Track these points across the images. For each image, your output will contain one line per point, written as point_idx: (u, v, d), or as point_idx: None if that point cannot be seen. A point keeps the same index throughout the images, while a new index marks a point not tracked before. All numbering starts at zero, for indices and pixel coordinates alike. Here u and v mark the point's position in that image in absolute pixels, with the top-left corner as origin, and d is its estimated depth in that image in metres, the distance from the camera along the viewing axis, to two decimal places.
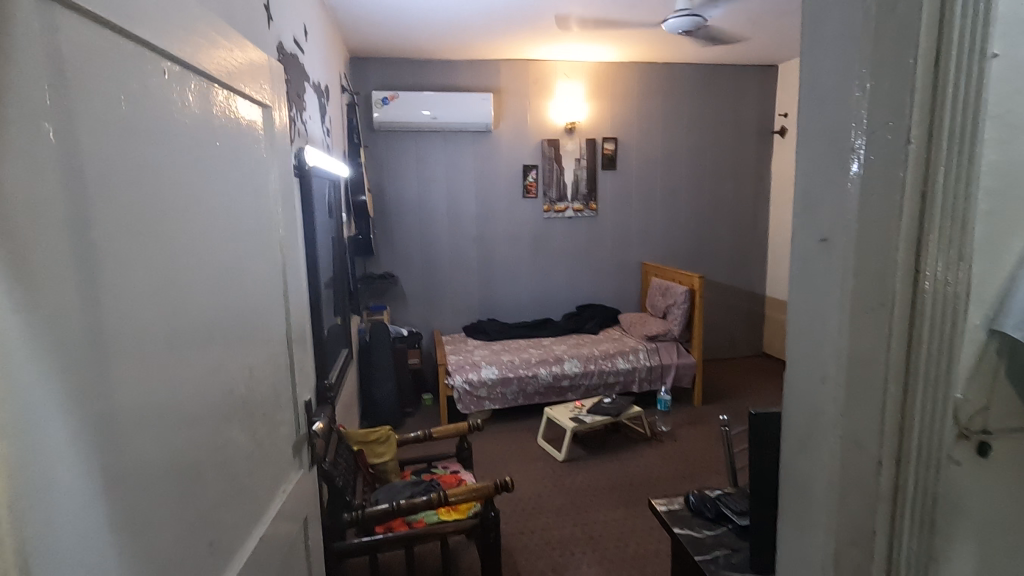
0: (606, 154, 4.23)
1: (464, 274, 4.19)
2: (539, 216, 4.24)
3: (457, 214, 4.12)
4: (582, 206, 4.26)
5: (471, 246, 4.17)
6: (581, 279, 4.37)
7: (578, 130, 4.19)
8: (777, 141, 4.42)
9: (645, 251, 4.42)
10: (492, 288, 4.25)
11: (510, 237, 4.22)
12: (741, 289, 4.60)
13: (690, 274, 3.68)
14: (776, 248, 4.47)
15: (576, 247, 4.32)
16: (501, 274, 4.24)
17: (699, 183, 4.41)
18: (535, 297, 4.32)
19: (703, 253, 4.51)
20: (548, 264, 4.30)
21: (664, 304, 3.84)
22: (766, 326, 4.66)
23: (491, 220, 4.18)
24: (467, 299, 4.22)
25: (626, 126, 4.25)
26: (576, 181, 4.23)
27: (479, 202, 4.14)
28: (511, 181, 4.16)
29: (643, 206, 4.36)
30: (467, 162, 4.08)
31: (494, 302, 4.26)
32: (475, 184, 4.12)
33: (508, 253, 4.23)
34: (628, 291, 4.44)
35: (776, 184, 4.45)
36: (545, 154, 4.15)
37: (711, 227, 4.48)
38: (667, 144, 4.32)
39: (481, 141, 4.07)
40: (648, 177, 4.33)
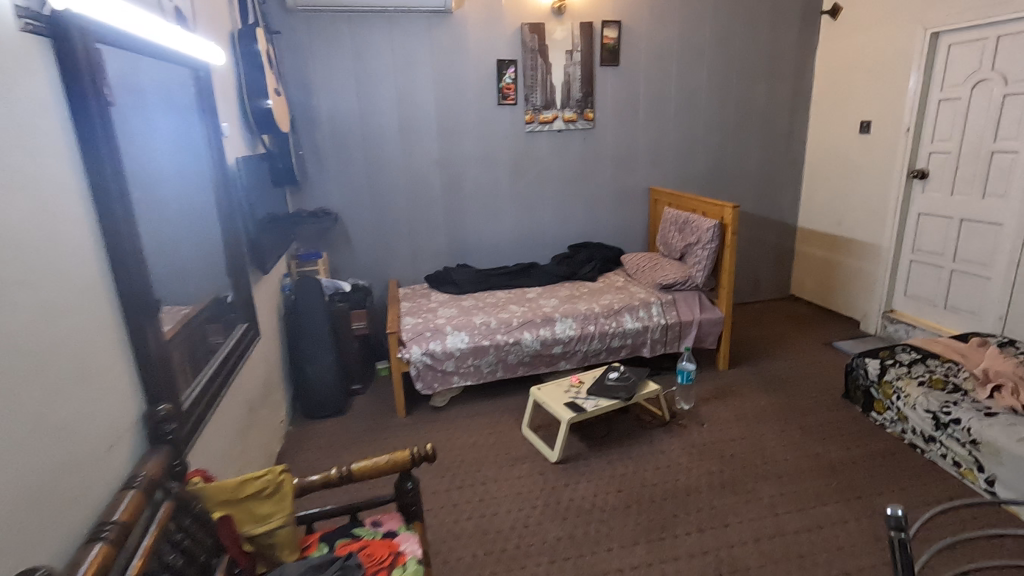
0: (607, 45, 3.22)
1: (425, 209, 3.27)
2: (520, 131, 3.27)
3: (411, 129, 3.14)
4: (575, 115, 3.29)
5: (432, 172, 3.23)
6: (574, 212, 3.48)
7: (569, 12, 3.14)
8: (827, 26, 3.41)
9: (654, 173, 3.51)
10: (463, 225, 3.35)
11: (483, 159, 3.28)
12: (770, 219, 3.76)
13: (719, 202, 2.80)
14: (816, 167, 3.59)
15: (568, 171, 3.40)
16: (473, 208, 3.34)
17: (725, 85, 3.44)
18: (517, 236, 3.44)
19: (726, 176, 3.62)
20: (532, 194, 3.39)
21: (682, 243, 2.99)
22: (797, 263, 3.87)
23: (456, 136, 3.21)
24: (431, 240, 3.33)
25: (633, 5, 3.20)
26: (567, 82, 3.23)
27: (441, 113, 3.15)
28: (482, 83, 3.15)
29: (653, 116, 3.41)
30: (421, 56, 3.04)
31: (465, 244, 3.38)
32: (433, 87, 3.11)
33: (480, 180, 3.30)
34: (632, 225, 3.58)
35: (820, 83, 3.50)
36: (526, 45, 3.12)
37: (736, 142, 3.56)
38: (685, 31, 3.31)
39: (440, 26, 3.02)
40: (660, 76, 3.35)
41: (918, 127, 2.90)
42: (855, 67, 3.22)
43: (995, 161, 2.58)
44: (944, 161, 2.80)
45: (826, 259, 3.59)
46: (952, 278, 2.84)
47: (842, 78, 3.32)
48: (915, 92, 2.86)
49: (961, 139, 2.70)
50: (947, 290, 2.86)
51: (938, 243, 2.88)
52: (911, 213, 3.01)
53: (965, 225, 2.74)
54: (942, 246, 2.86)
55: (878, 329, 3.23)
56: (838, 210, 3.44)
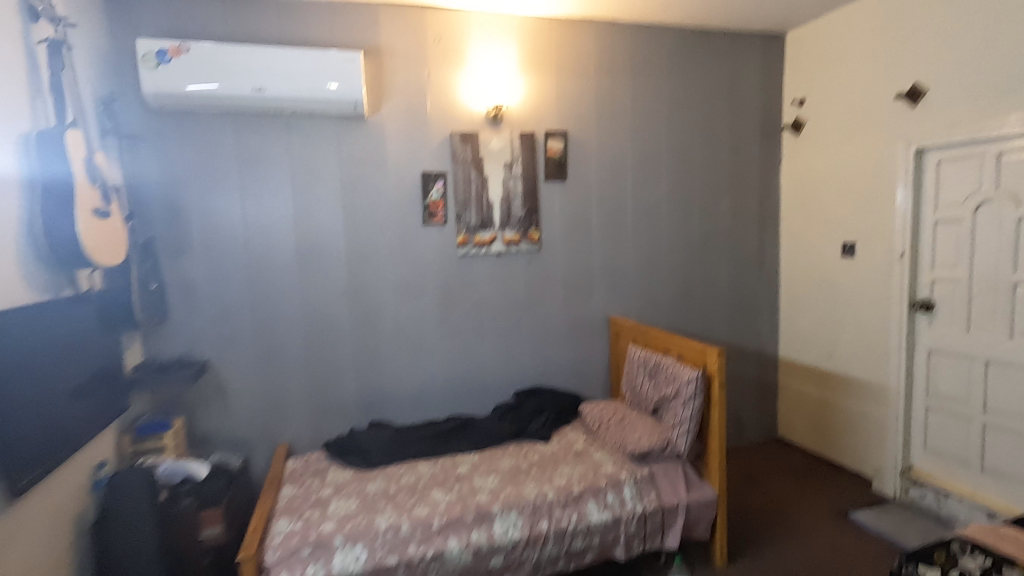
0: (551, 157, 2.78)
1: (330, 351, 2.57)
2: (451, 254, 2.70)
3: (312, 253, 2.51)
4: (517, 235, 2.76)
5: (339, 305, 2.57)
6: (519, 350, 2.84)
7: (507, 120, 2.72)
8: (790, 140, 3.13)
9: (614, 301, 2.97)
10: (379, 371, 2.64)
11: (405, 288, 2.65)
12: (747, 350, 3.23)
13: (700, 344, 2.22)
14: (795, 290, 3.15)
15: (511, 300, 2.81)
16: (392, 349, 2.65)
17: (686, 201, 3.04)
18: (449, 382, 2.74)
19: (695, 303, 3.11)
20: (468, 329, 2.75)
21: (657, 393, 2.36)
22: (783, 401, 3.30)
23: (369, 261, 2.59)
24: (337, 392, 2.59)
25: (581, 115, 2.82)
26: (507, 198, 2.74)
27: (351, 233, 2.55)
28: (403, 199, 2.61)
29: (609, 236, 2.93)
30: (326, 167, 2.49)
31: (382, 394, 2.65)
32: (341, 204, 2.53)
33: (402, 315, 2.66)
34: (590, 363, 2.96)
35: (789, 200, 3.15)
36: (456, 155, 2.64)
37: (704, 264, 3.10)
38: (641, 144, 2.93)
39: (350, 133, 2.51)
40: (614, 193, 2.91)
41: (913, 250, 2.50)
42: (829, 184, 2.88)
43: (1020, 295, 2.15)
44: (951, 291, 2.37)
45: (818, 398, 3.04)
46: (986, 434, 2.30)
47: (815, 195, 2.97)
48: (906, 213, 2.49)
49: (971, 267, 2.29)
50: (983, 447, 2.30)
51: (960, 389, 2.37)
52: (918, 350, 2.53)
53: (992, 368, 2.25)
54: (966, 393, 2.35)
55: (897, 492, 2.60)
56: (830, 342, 2.95)
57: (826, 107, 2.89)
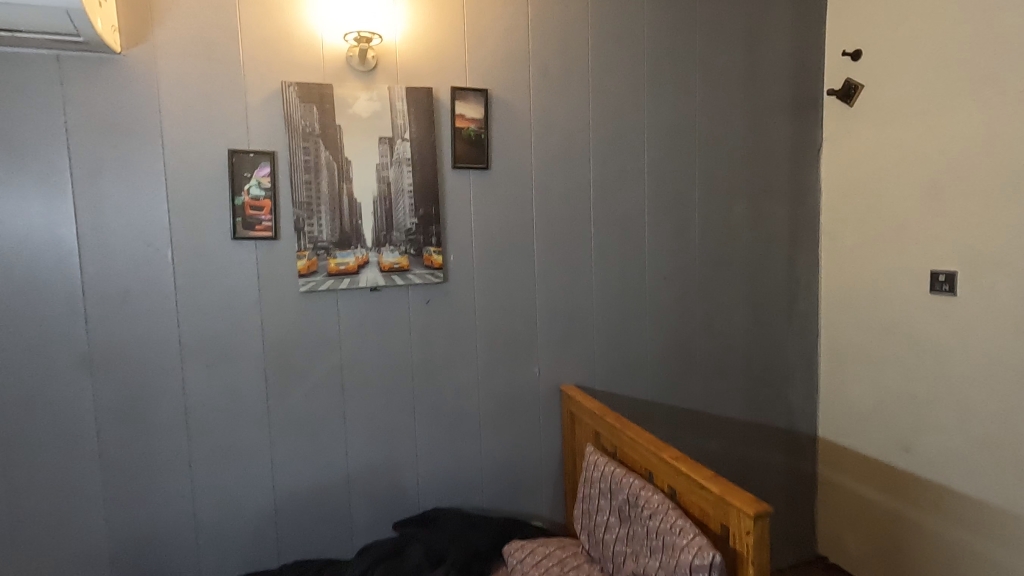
0: (462, 130, 1.70)
1: (57, 466, 1.45)
2: (289, 291, 1.60)
3: (14, 293, 1.39)
4: (404, 259, 1.67)
5: (72, 383, 1.45)
6: (412, 446, 1.74)
7: (386, 68, 1.63)
8: (836, 114, 2.08)
9: (569, 363, 1.88)
10: (157, 494, 1.53)
11: (204, 351, 1.54)
12: (772, 430, 2.15)
13: (712, 483, 1.13)
14: (847, 341, 2.09)
15: (397, 365, 1.71)
16: (179, 455, 1.54)
17: (683, 206, 1.97)
18: (289, 505, 1.64)
19: (697, 361, 2.03)
20: (322, 417, 1.65)
21: (633, 559, 1.27)
22: (825, 503, 2.21)
23: (132, 305, 1.48)
24: (76, 535, 1.47)
25: (513, 66, 1.75)
26: (386, 197, 1.64)
27: (96, 257, 1.45)
28: (196, 197, 1.51)
29: (562, 261, 1.85)
30: (41, 139, 1.39)
31: (163, 533, 1.54)
32: (72, 203, 1.42)
33: (200, 397, 1.54)
34: (531, 460, 1.87)
35: (835, 206, 2.10)
36: (293, 123, 1.55)
37: (709, 303, 2.03)
38: (612, 115, 1.87)
39: (92, 82, 1.41)
40: (568, 192, 1.84)
41: None
42: (908, 181, 1.84)
43: None
44: None
45: (889, 512, 1.96)
46: None
47: (883, 197, 1.92)
48: None
49: None
50: None
51: None
52: None
53: None
54: None
55: None
56: (908, 426, 1.89)
57: (900, 58, 1.85)
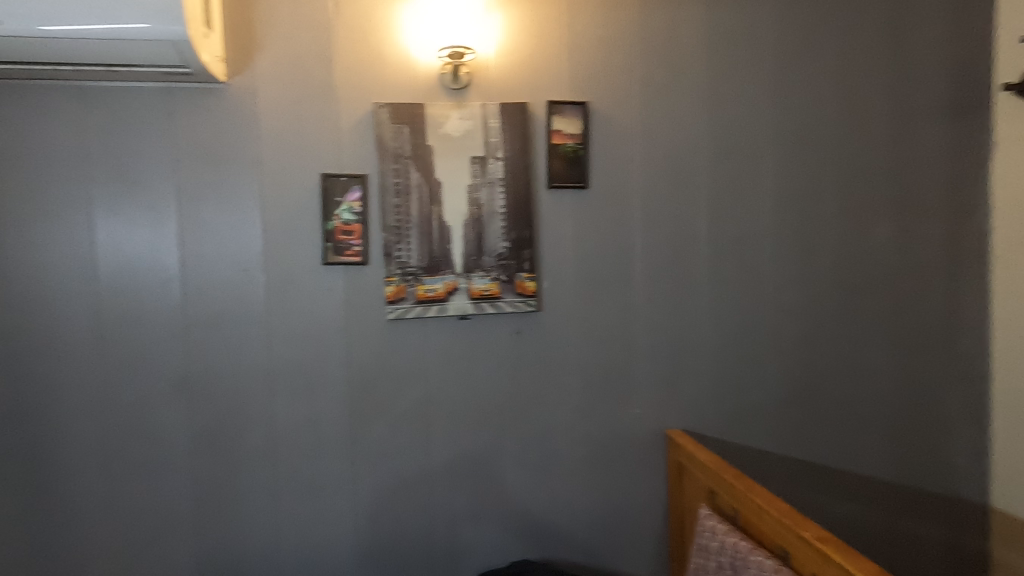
0: (559, 147, 1.57)
1: (154, 488, 1.47)
2: (377, 319, 1.53)
3: (123, 316, 1.44)
4: (494, 285, 1.55)
5: (171, 407, 1.47)
6: (499, 490, 1.60)
7: (480, 85, 1.55)
8: (1012, 113, 1.71)
9: (677, 405, 1.66)
10: (244, 523, 1.50)
11: (292, 378, 1.51)
12: (929, 496, 1.77)
13: None
14: None
15: (485, 400, 1.58)
16: (265, 484, 1.50)
17: (813, 226, 1.70)
18: (370, 545, 1.55)
19: (832, 408, 1.72)
20: (407, 452, 1.56)
21: None
22: None
23: (226, 331, 1.48)
24: (169, 559, 1.48)
25: (615, 75, 1.60)
26: (477, 219, 1.54)
27: (196, 283, 1.47)
28: (289, 222, 1.49)
29: (668, 289, 1.64)
30: (151, 168, 1.44)
31: (248, 564, 1.50)
32: (176, 230, 1.45)
33: (287, 425, 1.51)
34: (631, 513, 1.66)
35: (1012, 225, 1.72)
36: (384, 145, 1.50)
37: (845, 339, 1.72)
38: (728, 125, 1.65)
39: (198, 113, 1.45)
40: (677, 212, 1.64)
41: None
42: None
43: None
44: None
45: None
46: None
47: None
48: None
49: None
50: None
51: None
52: None
53: None
54: None
55: None
56: None
57: None
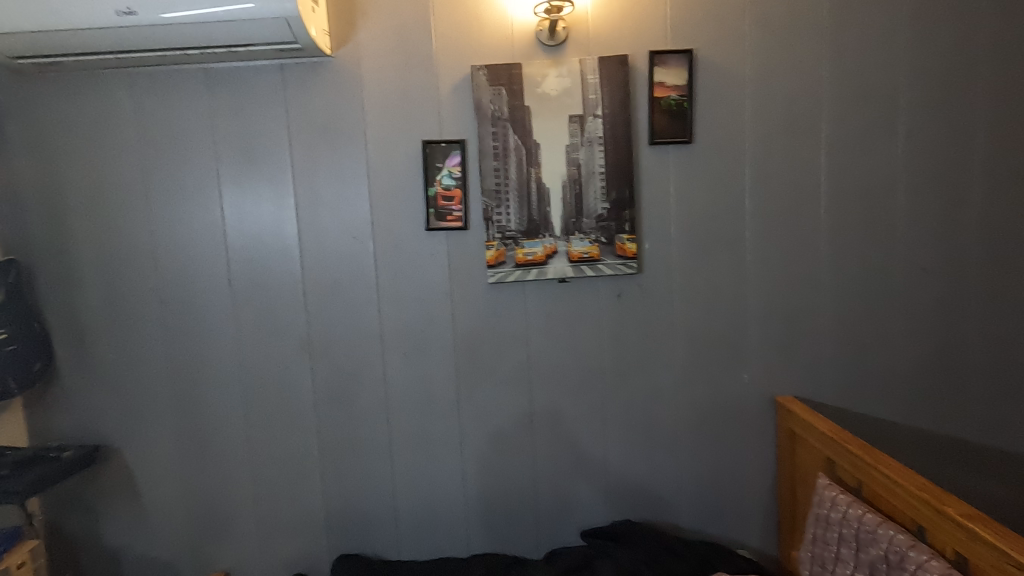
0: (661, 100, 1.49)
1: (285, 438, 1.61)
2: (479, 283, 1.56)
3: (252, 282, 1.57)
4: (594, 247, 1.53)
5: (296, 365, 1.59)
6: (602, 451, 1.61)
7: (577, 40, 1.49)
8: None
9: (789, 370, 1.57)
10: (363, 473, 1.62)
11: (402, 340, 1.58)
12: None
13: None
14: None
15: (587, 363, 1.58)
16: (380, 439, 1.61)
17: (954, 175, 1.51)
18: (477, 498, 1.63)
19: (971, 377, 1.56)
20: (510, 411, 1.60)
21: None
22: None
23: (340, 295, 1.57)
24: (300, 502, 1.63)
25: (724, 18, 1.48)
26: (576, 180, 1.51)
27: (313, 250, 1.56)
28: (394, 191, 1.54)
29: (781, 249, 1.54)
30: (269, 144, 1.53)
31: (367, 509, 1.63)
32: (294, 201, 1.55)
33: (398, 384, 1.60)
34: (738, 480, 1.61)
35: None
36: (482, 108, 1.49)
37: (991, 302, 1.54)
38: (854, 65, 1.49)
39: (308, 88, 1.51)
40: (792, 165, 1.52)
41: None
42: None
43: None
44: None
45: None
46: None
47: None
48: None
49: None
50: None
51: None
52: None
53: None
54: None
55: None
56: None
57: None
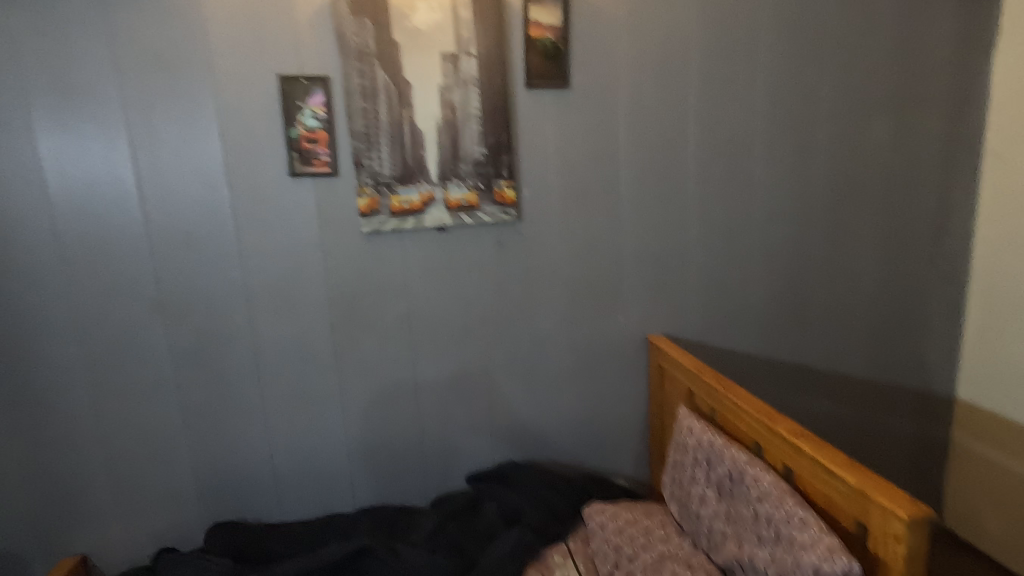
0: (537, 40, 1.45)
1: (141, 407, 1.47)
2: (351, 233, 1.48)
3: (84, 237, 1.37)
4: (472, 194, 1.49)
5: (148, 329, 1.44)
6: (486, 398, 1.63)
7: None
8: None
9: (660, 311, 1.66)
10: (236, 437, 1.53)
11: (270, 295, 1.48)
12: (901, 390, 1.84)
13: (847, 471, 0.92)
14: (1010, 287, 1.70)
15: (468, 312, 1.57)
16: (253, 400, 1.52)
17: (805, 123, 1.62)
18: (362, 453, 1.60)
19: (814, 310, 1.73)
20: (392, 364, 1.56)
21: (735, 542, 1.10)
22: (958, 473, 1.91)
23: (196, 248, 1.42)
24: (166, 473, 1.51)
25: None
26: (451, 123, 1.45)
27: (158, 199, 1.39)
28: (250, 132, 1.39)
29: (653, 194, 1.59)
30: (91, 74, 1.31)
31: (243, 475, 1.55)
32: (129, 143, 1.36)
33: (270, 342, 1.50)
34: (614, 415, 1.71)
35: (1010, 117, 1.66)
36: (346, 41, 1.37)
37: (832, 241, 1.70)
38: (720, 13, 1.53)
39: (135, 8, 1.30)
40: (664, 111, 1.55)
41: None
42: None
43: None
44: None
45: None
46: None
47: None
48: None
49: None
50: None
51: None
52: None
53: None
54: None
55: None
56: None
57: None
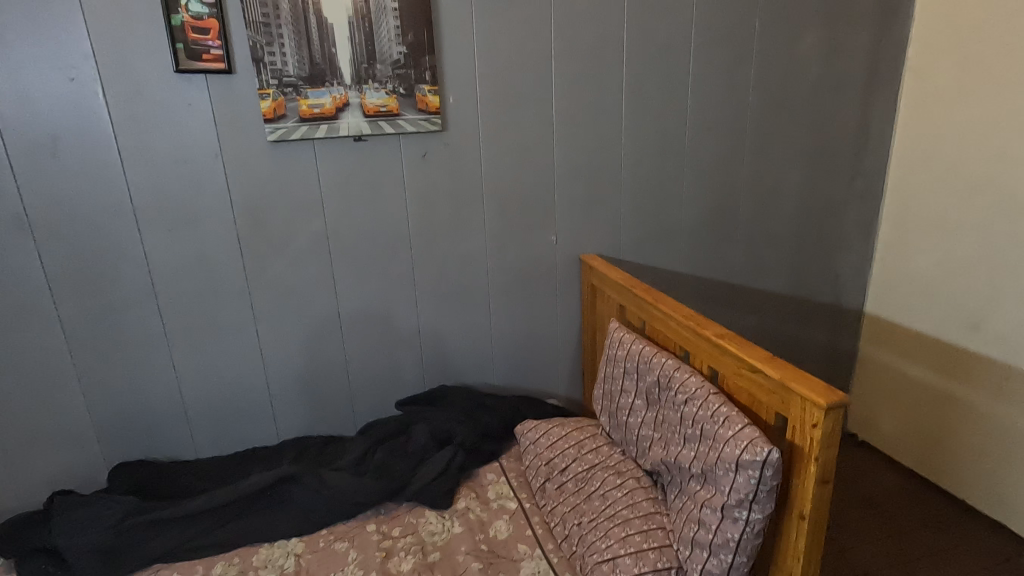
0: None
1: (19, 342, 1.30)
2: (256, 142, 1.32)
3: None
4: (391, 99, 1.36)
5: (16, 252, 1.25)
6: (414, 322, 1.56)
7: None
8: None
9: (592, 229, 1.62)
10: (137, 371, 1.39)
11: (163, 212, 1.31)
12: (816, 306, 1.93)
13: (770, 366, 0.94)
14: (918, 204, 1.79)
15: (392, 231, 1.47)
16: (154, 331, 1.37)
17: (739, 33, 1.58)
18: (283, 384, 1.51)
19: (741, 228, 1.75)
20: (310, 289, 1.45)
21: (662, 445, 1.12)
22: (862, 380, 2.05)
23: (65, 156, 1.22)
24: (58, 414, 1.37)
25: None
26: (365, 16, 1.29)
27: (11, 97, 1.17)
28: (122, 17, 1.18)
29: (586, 105, 1.52)
30: None
31: (150, 412, 1.42)
32: None
33: (167, 265, 1.34)
34: (547, 337, 1.69)
35: (931, 35, 1.69)
36: None
37: (761, 159, 1.71)
38: None
39: None
40: (598, 14, 1.45)
41: None
42: None
43: None
44: None
45: (937, 393, 1.80)
46: None
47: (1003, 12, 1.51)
48: None
49: None
50: None
51: None
52: None
53: None
54: None
55: None
56: (981, 302, 1.65)
57: None
